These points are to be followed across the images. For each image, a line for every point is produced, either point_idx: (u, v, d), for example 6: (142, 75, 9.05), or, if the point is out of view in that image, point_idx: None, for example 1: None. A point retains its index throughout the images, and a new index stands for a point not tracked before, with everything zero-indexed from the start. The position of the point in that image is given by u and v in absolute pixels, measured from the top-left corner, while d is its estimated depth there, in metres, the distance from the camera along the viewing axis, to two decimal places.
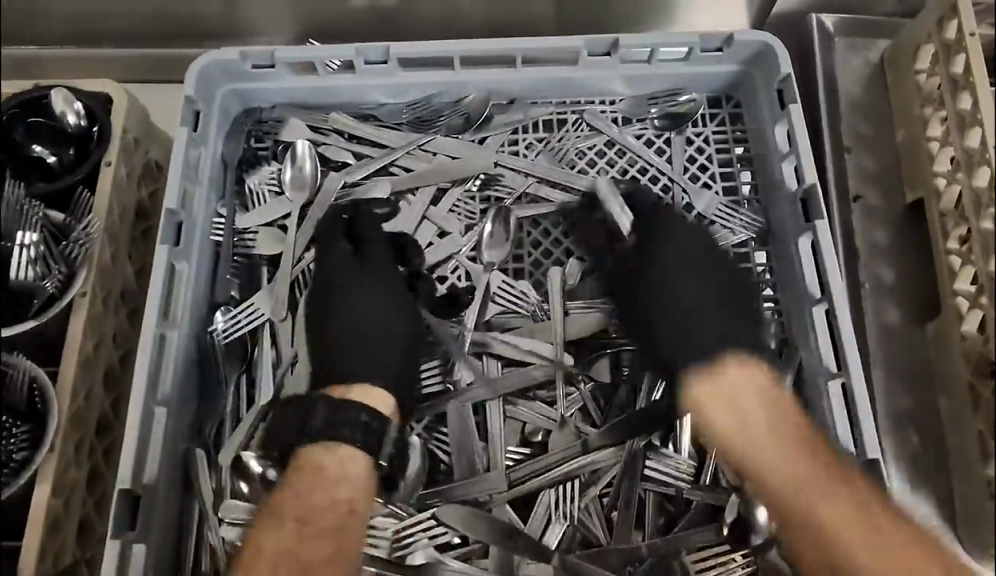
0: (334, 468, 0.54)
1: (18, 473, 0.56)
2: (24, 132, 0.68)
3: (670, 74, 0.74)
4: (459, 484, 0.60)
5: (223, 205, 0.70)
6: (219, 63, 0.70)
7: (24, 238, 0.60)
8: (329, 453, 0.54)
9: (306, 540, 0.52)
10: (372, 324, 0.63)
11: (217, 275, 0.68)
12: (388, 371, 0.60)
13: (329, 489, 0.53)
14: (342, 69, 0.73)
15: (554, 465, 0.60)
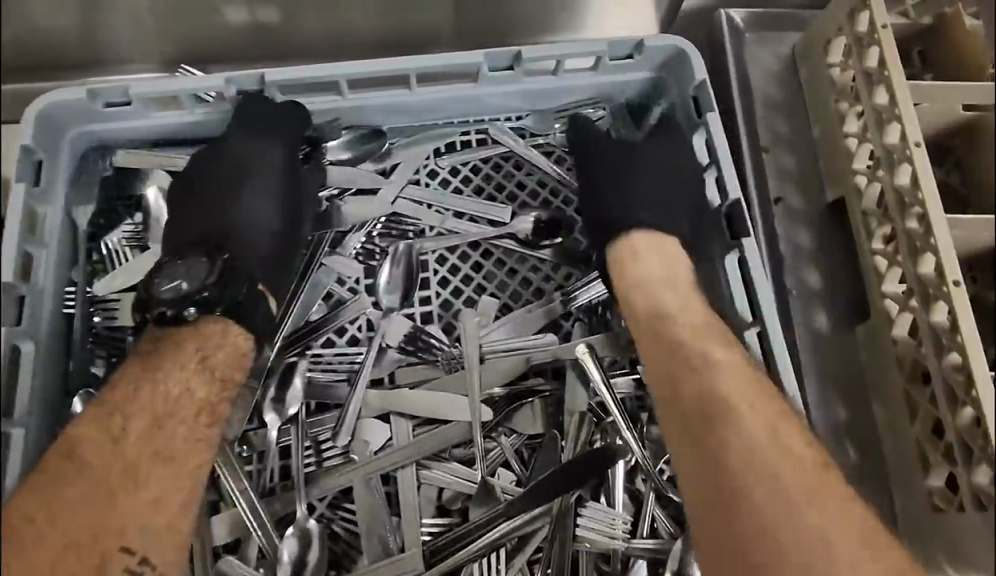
0: (214, 345, 0.53)
1: None
2: None
3: (578, 85, 0.69)
4: (369, 569, 0.52)
5: (76, 272, 0.61)
6: (67, 105, 0.61)
7: None
8: (216, 332, 0.54)
9: (161, 408, 0.51)
10: (230, 183, 0.62)
11: (74, 353, 0.59)
12: (263, 234, 0.60)
13: (204, 360, 0.53)
14: (211, 99, 0.65)
15: (475, 535, 0.53)
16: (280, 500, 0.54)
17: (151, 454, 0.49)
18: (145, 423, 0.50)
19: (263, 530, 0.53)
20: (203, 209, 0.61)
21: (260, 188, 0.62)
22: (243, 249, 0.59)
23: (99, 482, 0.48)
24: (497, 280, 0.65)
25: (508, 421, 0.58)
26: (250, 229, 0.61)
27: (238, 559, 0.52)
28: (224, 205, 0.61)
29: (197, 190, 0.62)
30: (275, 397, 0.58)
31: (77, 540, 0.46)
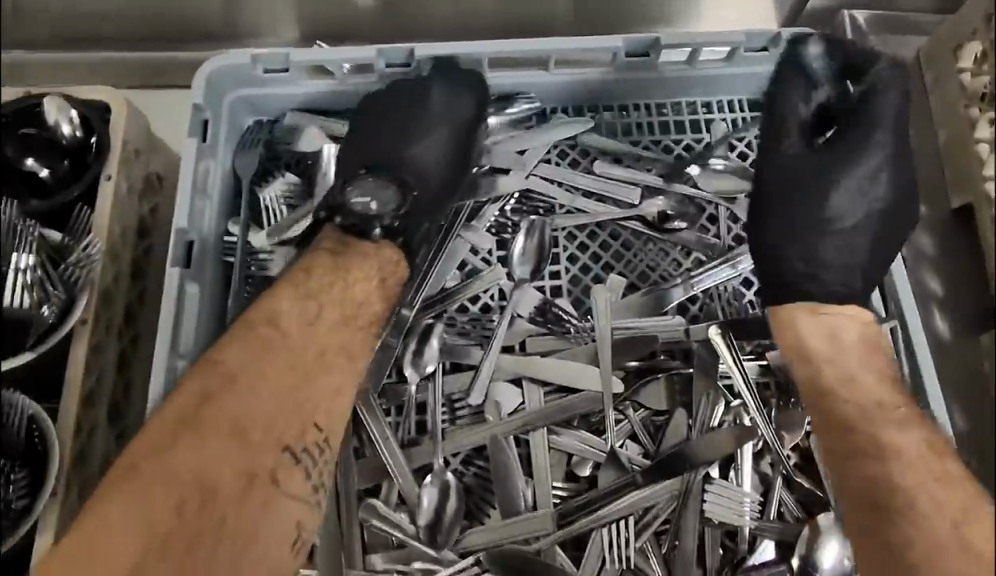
0: (387, 266, 0.56)
1: (15, 523, 0.51)
2: (17, 142, 0.67)
3: (711, 77, 0.70)
4: (505, 521, 0.55)
5: (235, 222, 0.65)
6: (231, 68, 0.66)
7: (21, 260, 0.58)
8: (385, 256, 0.56)
9: (347, 300, 0.53)
10: (409, 115, 0.63)
11: (230, 298, 0.62)
12: (434, 165, 0.62)
13: (383, 280, 0.55)
14: (349, 74, 0.68)
15: (608, 502, 0.55)
16: (419, 451, 0.57)
17: (337, 344, 0.51)
18: (335, 316, 0.52)
19: (405, 477, 0.56)
20: (386, 134, 0.62)
21: (441, 128, 0.63)
22: (416, 171, 0.61)
23: (290, 368, 0.49)
24: (624, 261, 0.66)
25: (638, 395, 0.60)
26: (419, 164, 0.62)
27: (382, 502, 0.56)
28: (406, 134, 0.62)
29: (374, 114, 0.63)
30: (415, 354, 0.60)
31: (264, 412, 0.48)
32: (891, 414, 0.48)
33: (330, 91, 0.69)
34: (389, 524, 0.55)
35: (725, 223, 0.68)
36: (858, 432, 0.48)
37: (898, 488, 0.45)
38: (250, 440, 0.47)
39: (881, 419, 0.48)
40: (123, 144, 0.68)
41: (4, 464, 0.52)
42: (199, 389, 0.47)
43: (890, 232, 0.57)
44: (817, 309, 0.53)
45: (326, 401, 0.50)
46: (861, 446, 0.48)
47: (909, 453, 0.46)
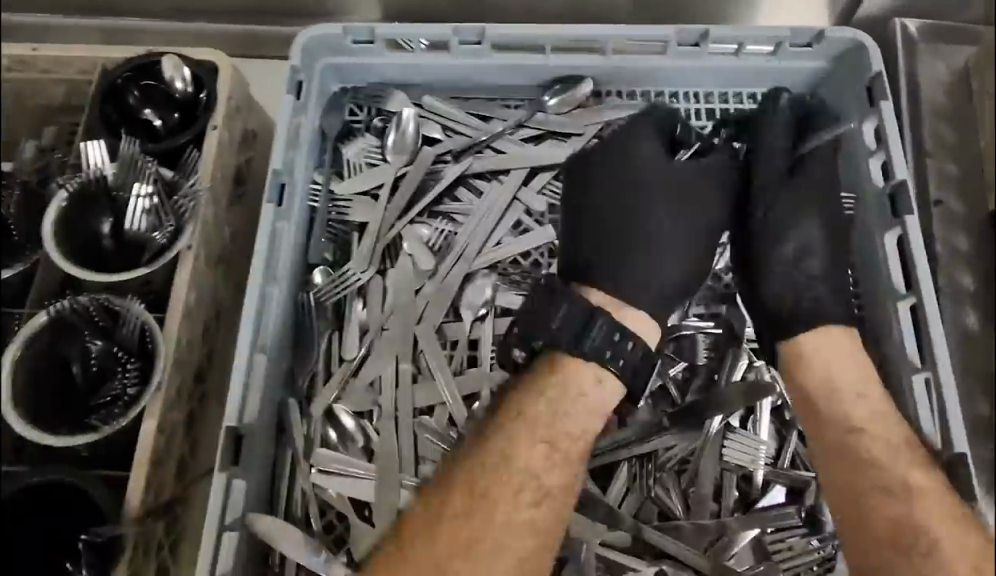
0: (538, 400, 0.58)
1: (125, 409, 0.61)
2: (138, 93, 0.77)
3: (758, 69, 0.75)
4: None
5: (320, 174, 0.74)
6: (324, 37, 0.74)
7: (140, 190, 0.68)
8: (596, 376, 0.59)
9: (563, 411, 0.58)
10: (640, 232, 0.66)
11: (312, 238, 0.70)
12: (666, 281, 0.65)
13: (554, 437, 0.57)
14: (426, 50, 0.76)
15: (636, 439, 0.63)
16: (470, 380, 0.65)
17: (561, 432, 0.57)
18: (503, 484, 0.55)
19: (456, 402, 0.64)
20: (608, 219, 0.67)
21: (663, 224, 0.67)
22: (602, 266, 0.65)
23: (537, 444, 0.56)
24: None
25: (669, 351, 0.68)
26: (648, 230, 0.67)
27: (432, 420, 0.64)
28: (625, 208, 0.67)
29: (600, 237, 0.66)
30: (472, 297, 0.69)
31: (495, 517, 0.54)
32: (897, 459, 0.57)
33: (409, 63, 0.76)
34: (437, 437, 0.63)
35: None
36: (874, 472, 0.57)
37: (916, 525, 0.54)
38: (539, 521, 0.55)
39: (893, 463, 0.57)
40: (227, 101, 0.77)
41: (121, 358, 0.63)
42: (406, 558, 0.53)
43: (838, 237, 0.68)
44: (832, 354, 0.62)
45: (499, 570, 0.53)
46: (875, 486, 0.57)
47: (923, 488, 0.55)
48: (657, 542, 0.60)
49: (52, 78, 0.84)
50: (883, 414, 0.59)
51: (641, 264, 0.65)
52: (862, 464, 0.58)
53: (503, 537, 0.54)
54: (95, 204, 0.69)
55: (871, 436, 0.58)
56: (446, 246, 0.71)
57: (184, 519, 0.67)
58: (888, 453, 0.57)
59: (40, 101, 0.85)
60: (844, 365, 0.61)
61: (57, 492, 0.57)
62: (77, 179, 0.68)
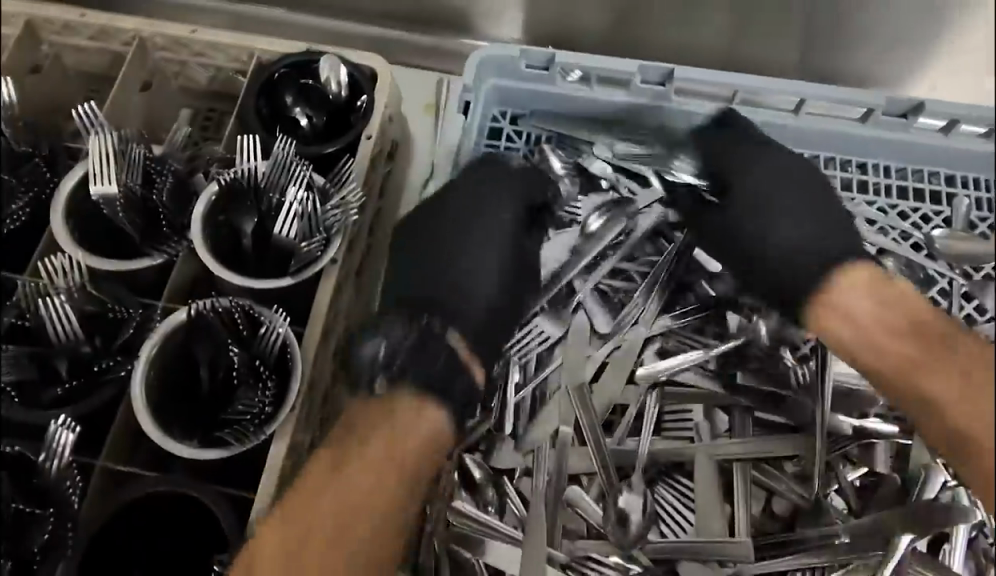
0: (402, 427, 0.52)
1: (259, 430, 0.56)
2: (294, 92, 0.74)
3: (968, 150, 0.69)
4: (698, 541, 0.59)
5: None
6: (498, 58, 0.70)
7: (292, 194, 0.64)
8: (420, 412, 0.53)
9: (380, 429, 0.52)
10: (449, 245, 0.61)
11: None
12: (475, 283, 0.59)
13: (393, 437, 0.52)
14: (595, 82, 0.71)
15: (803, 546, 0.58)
16: (622, 453, 0.62)
17: (403, 453, 0.51)
18: (332, 523, 0.50)
19: (608, 474, 0.61)
20: (429, 257, 0.60)
21: (483, 248, 0.61)
22: (462, 303, 0.58)
23: (379, 461, 0.51)
24: None
25: (850, 452, 0.62)
26: (458, 264, 0.60)
27: (583, 495, 0.61)
28: (450, 265, 0.59)
29: (416, 254, 0.61)
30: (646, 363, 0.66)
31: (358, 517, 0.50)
32: (867, 334, 0.49)
33: (576, 97, 0.72)
34: (586, 514, 0.61)
35: (958, 297, 0.67)
36: (929, 333, 0.47)
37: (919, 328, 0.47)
38: (367, 550, 0.50)
39: (869, 334, 0.49)
40: (383, 110, 0.74)
41: (260, 373, 0.58)
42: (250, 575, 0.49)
43: (806, 185, 0.60)
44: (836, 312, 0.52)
45: None
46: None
47: (871, 312, 0.50)
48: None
49: (200, 62, 0.82)
50: (898, 334, 0.48)
51: (452, 285, 0.59)
52: (890, 367, 0.48)
53: (336, 560, 0.49)
54: (242, 202, 0.66)
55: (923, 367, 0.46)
56: (616, 306, 0.68)
57: None
58: (868, 341, 0.49)
59: (178, 83, 0.84)
60: (827, 345, 0.53)
61: (175, 507, 0.55)
62: (230, 172, 0.66)
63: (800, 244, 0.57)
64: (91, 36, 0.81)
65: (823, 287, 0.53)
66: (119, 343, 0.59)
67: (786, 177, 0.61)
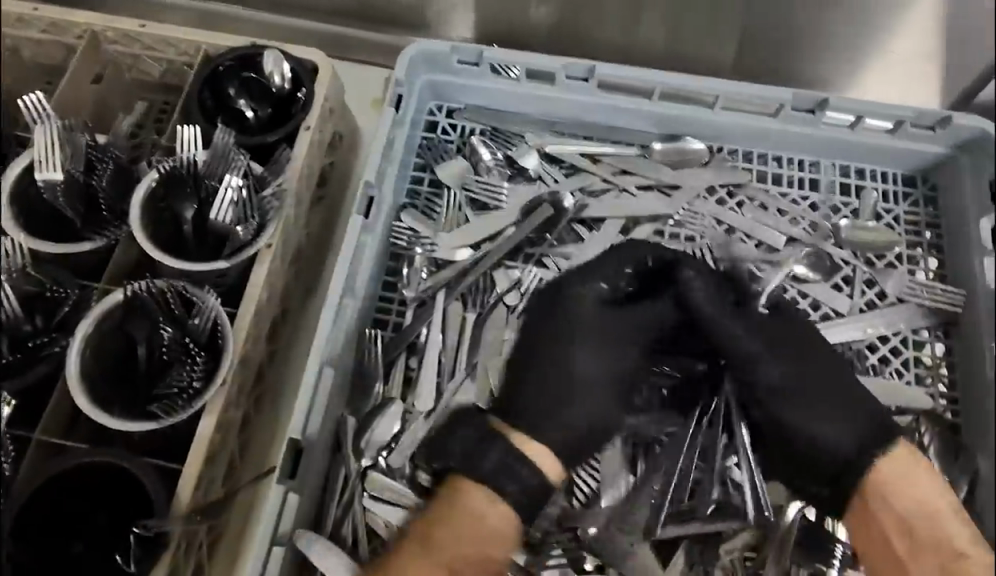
0: (493, 518, 0.55)
1: (189, 403, 0.59)
2: (237, 84, 0.77)
3: (873, 144, 0.73)
4: (605, 510, 0.63)
5: (410, 202, 0.74)
6: (432, 54, 0.73)
7: (230, 180, 0.67)
8: (467, 498, 0.56)
9: (457, 525, 0.55)
10: (561, 389, 0.61)
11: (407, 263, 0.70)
12: (562, 431, 0.60)
13: (459, 542, 0.55)
14: (523, 77, 0.75)
15: (699, 512, 0.62)
16: None
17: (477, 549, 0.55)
18: None
19: None
20: (540, 399, 0.60)
21: (585, 361, 0.62)
22: (559, 429, 0.60)
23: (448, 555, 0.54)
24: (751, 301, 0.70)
25: None
26: (562, 366, 0.62)
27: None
28: (564, 369, 0.62)
29: (544, 384, 0.61)
30: None
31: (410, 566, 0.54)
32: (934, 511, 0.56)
33: (508, 92, 0.76)
34: None
35: (860, 284, 0.70)
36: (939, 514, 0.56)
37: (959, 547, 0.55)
38: None
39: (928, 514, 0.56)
40: (323, 103, 0.77)
41: (191, 349, 0.62)
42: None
43: (811, 346, 0.63)
44: (911, 472, 0.58)
45: None
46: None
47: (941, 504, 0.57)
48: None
49: (152, 55, 0.85)
50: (902, 513, 0.56)
51: (549, 418, 0.60)
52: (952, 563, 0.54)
53: None
54: (182, 188, 0.69)
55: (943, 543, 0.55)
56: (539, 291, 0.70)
57: (231, 521, 0.66)
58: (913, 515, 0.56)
59: (131, 76, 0.87)
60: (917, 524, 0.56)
61: (108, 477, 0.58)
62: (170, 160, 0.68)
63: (819, 438, 0.60)
64: (45, 29, 0.84)
65: (872, 468, 0.58)
66: (56, 320, 0.62)
67: (798, 358, 0.63)
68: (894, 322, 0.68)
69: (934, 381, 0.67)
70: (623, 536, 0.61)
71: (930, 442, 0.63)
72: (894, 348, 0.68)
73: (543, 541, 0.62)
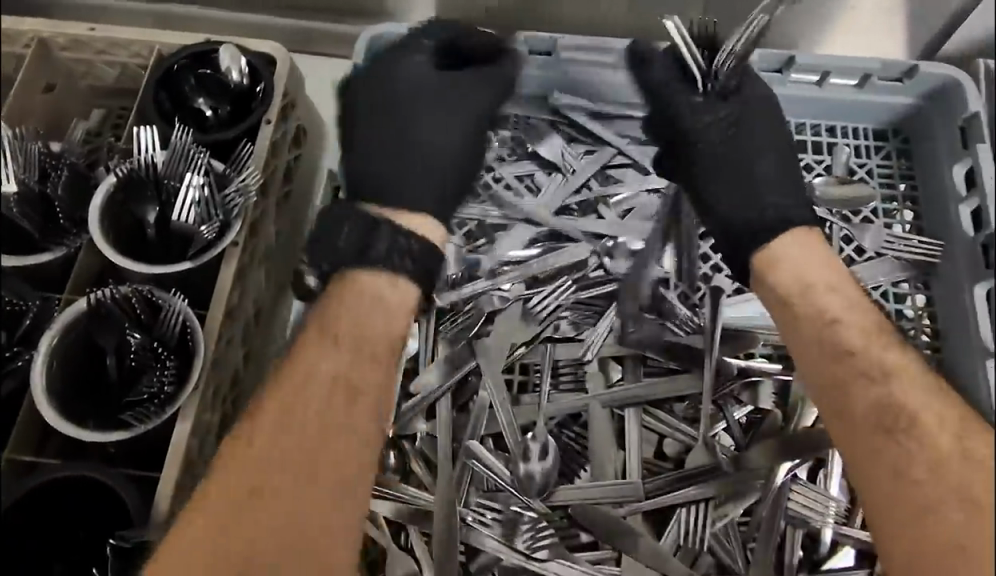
0: (369, 295, 0.59)
1: (161, 408, 0.58)
2: (194, 82, 0.75)
3: (841, 100, 0.72)
4: (595, 485, 0.62)
5: None
6: (390, 37, 0.72)
7: (191, 179, 0.66)
8: (365, 282, 0.59)
9: (340, 303, 0.59)
10: (409, 124, 0.67)
11: None
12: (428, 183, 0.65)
13: (365, 303, 0.59)
14: None
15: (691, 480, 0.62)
16: (528, 408, 0.65)
17: (344, 352, 0.57)
18: (297, 388, 0.55)
19: (509, 428, 0.64)
20: (395, 126, 0.67)
21: (435, 112, 0.68)
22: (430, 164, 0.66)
23: (306, 382, 0.55)
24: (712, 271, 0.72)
25: (737, 392, 0.66)
26: (412, 129, 0.67)
27: (487, 451, 0.63)
28: (410, 123, 0.67)
29: (372, 118, 0.68)
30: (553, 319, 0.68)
31: (312, 390, 0.55)
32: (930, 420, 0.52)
33: (473, 71, 0.74)
34: (489, 468, 0.63)
35: (838, 242, 0.70)
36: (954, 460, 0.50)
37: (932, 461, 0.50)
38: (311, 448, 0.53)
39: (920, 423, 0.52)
40: (283, 96, 0.75)
41: (160, 354, 0.60)
42: (241, 464, 0.52)
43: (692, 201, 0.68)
44: (810, 256, 0.60)
45: (289, 463, 0.52)
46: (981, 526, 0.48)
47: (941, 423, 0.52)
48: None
49: (105, 60, 0.82)
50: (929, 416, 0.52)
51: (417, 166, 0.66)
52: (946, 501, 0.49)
53: (260, 463, 0.52)
54: (142, 192, 0.67)
55: (933, 451, 0.50)
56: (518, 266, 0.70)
57: None
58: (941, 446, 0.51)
59: (86, 83, 0.85)
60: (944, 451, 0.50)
61: (78, 492, 0.56)
62: (127, 164, 0.66)
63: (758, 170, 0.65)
64: None
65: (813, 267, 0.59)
66: (18, 334, 0.62)
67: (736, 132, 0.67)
68: (874, 277, 0.68)
69: (914, 331, 0.67)
70: (613, 510, 0.61)
71: None
72: (875, 303, 0.68)
73: (536, 520, 0.61)
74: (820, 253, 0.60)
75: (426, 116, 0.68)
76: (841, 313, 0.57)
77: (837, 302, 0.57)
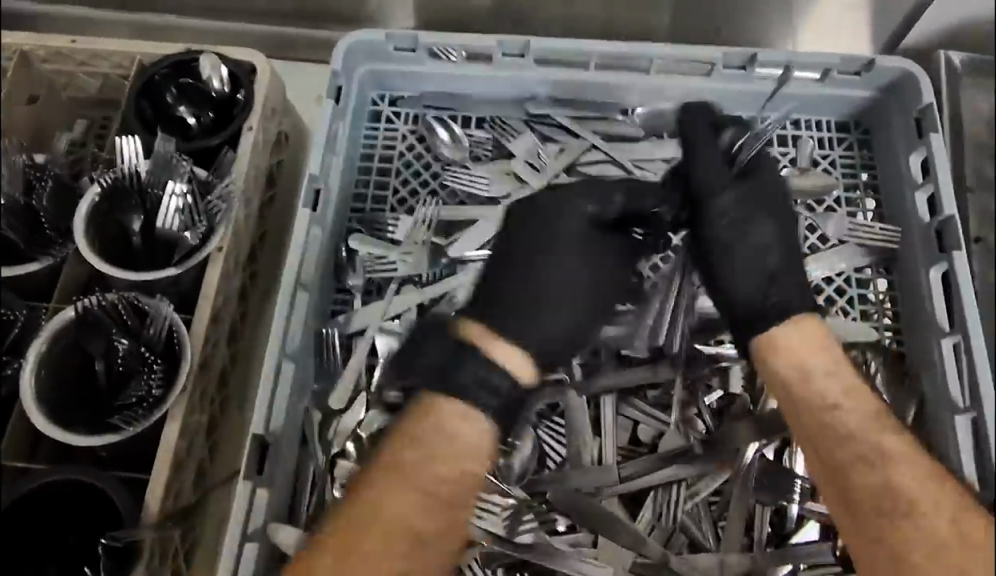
0: (438, 434, 0.56)
1: (149, 411, 0.60)
2: (175, 91, 0.76)
3: (804, 94, 0.75)
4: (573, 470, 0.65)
5: (360, 194, 0.77)
6: (367, 42, 0.74)
7: (174, 188, 0.67)
8: (433, 412, 0.57)
9: (419, 441, 0.56)
10: (536, 263, 0.65)
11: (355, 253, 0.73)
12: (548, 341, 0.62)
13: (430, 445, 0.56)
14: (462, 59, 0.76)
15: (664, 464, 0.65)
16: None
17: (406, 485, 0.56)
18: (364, 514, 0.55)
19: None
20: (507, 274, 0.65)
21: (570, 260, 0.65)
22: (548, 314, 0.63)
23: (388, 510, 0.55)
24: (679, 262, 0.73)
25: (707, 378, 0.69)
26: (537, 283, 0.64)
27: None
28: (530, 269, 0.64)
29: (508, 259, 0.66)
30: None
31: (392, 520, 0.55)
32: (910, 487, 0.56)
33: (449, 73, 0.76)
34: None
35: (802, 231, 0.72)
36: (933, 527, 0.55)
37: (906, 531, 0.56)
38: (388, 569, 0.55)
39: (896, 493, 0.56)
40: (264, 103, 0.77)
41: (148, 358, 0.62)
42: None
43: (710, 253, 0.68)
44: (813, 344, 0.61)
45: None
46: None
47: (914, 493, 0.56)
48: (682, 570, 0.62)
49: (87, 71, 0.84)
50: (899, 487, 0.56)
51: (534, 322, 0.62)
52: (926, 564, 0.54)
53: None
54: (126, 201, 0.68)
55: (914, 514, 0.56)
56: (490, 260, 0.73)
57: (203, 527, 0.66)
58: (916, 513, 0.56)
59: (67, 94, 0.86)
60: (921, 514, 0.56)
61: (70, 495, 0.58)
62: (110, 173, 0.67)
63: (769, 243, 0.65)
64: None
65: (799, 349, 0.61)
66: (7, 342, 0.62)
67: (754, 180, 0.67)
68: (837, 263, 0.70)
69: (876, 315, 0.70)
70: (589, 495, 0.64)
71: (877, 372, 0.68)
72: (838, 289, 0.71)
73: (516, 507, 0.64)
74: (815, 345, 0.61)
75: (583, 257, 0.66)
76: (822, 388, 0.60)
77: (833, 386, 0.60)
